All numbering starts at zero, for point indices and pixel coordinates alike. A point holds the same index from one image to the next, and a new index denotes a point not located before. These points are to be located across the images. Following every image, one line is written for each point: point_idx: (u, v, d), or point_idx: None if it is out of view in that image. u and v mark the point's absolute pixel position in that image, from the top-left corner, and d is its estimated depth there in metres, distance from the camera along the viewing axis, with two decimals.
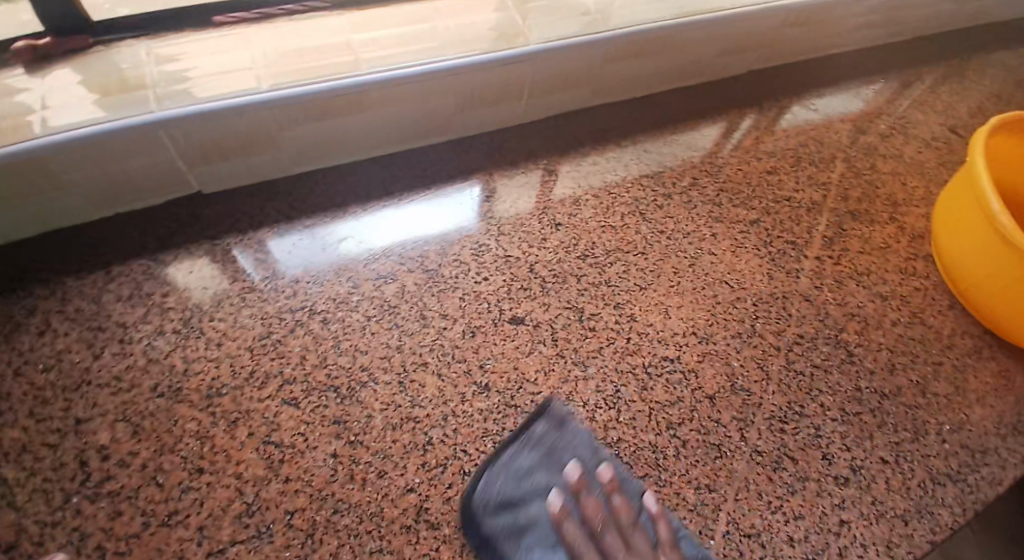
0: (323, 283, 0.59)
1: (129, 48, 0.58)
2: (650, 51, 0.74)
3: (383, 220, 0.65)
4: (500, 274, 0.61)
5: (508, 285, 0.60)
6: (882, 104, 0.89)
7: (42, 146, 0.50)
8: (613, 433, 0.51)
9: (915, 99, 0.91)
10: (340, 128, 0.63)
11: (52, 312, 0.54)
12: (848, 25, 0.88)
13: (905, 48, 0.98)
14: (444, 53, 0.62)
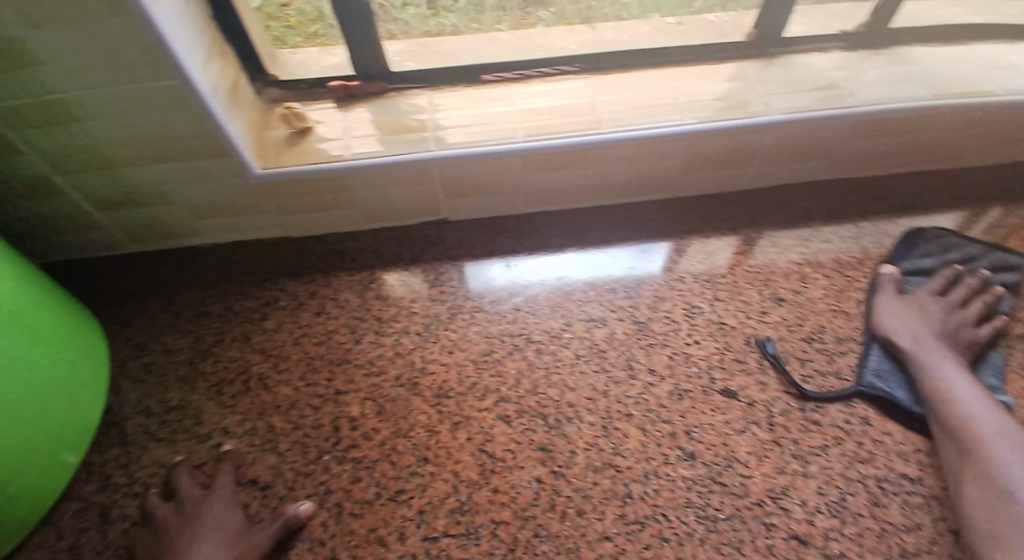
0: (539, 315, 0.63)
1: (410, 95, 0.68)
2: (902, 129, 0.68)
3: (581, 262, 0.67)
4: (713, 340, 0.59)
5: (720, 354, 0.58)
6: None
7: (342, 168, 0.62)
8: (835, 546, 0.46)
9: None
10: (571, 179, 0.67)
11: (327, 298, 0.66)
12: None
13: None
14: (682, 116, 0.64)
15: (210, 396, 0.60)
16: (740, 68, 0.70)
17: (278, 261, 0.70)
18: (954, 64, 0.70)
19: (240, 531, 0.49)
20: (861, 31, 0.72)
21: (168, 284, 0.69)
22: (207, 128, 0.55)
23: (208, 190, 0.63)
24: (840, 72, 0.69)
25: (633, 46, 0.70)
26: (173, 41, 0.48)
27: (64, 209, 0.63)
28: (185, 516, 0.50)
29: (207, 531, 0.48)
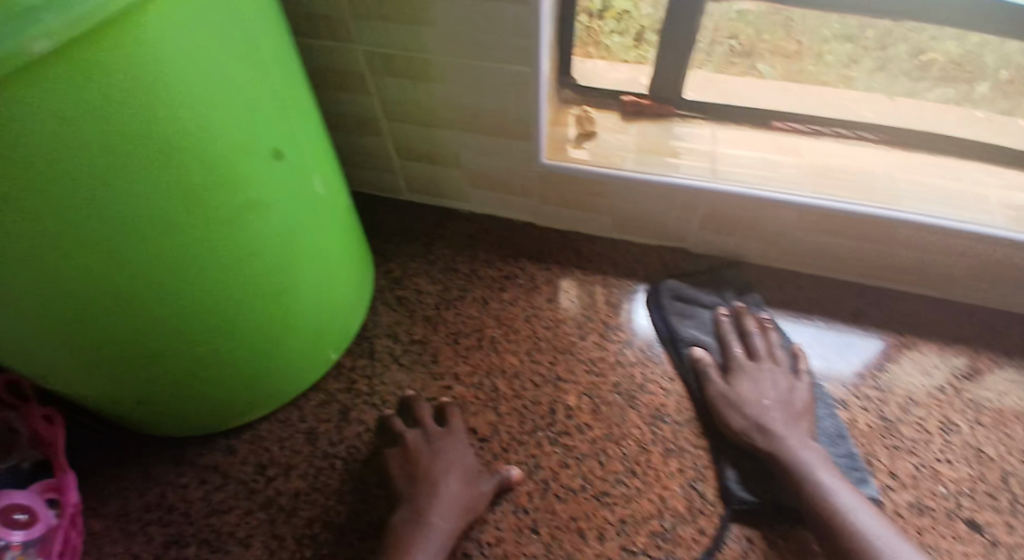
0: None
1: (694, 122, 0.70)
2: None
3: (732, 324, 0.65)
4: (966, 466, 0.55)
5: (972, 482, 0.54)
6: None
7: (620, 178, 0.66)
8: None
9: None
10: (835, 245, 0.66)
11: (562, 289, 0.72)
12: None
13: None
14: (994, 217, 0.60)
15: (446, 341, 0.69)
16: None
17: (522, 241, 0.77)
18: None
19: (472, 474, 0.55)
20: None
21: (425, 234, 0.79)
22: (528, 115, 0.63)
23: (495, 165, 0.71)
24: None
25: (933, 129, 0.66)
26: (544, 39, 0.55)
27: (375, 150, 0.75)
28: (431, 448, 0.57)
29: (452, 469, 0.55)
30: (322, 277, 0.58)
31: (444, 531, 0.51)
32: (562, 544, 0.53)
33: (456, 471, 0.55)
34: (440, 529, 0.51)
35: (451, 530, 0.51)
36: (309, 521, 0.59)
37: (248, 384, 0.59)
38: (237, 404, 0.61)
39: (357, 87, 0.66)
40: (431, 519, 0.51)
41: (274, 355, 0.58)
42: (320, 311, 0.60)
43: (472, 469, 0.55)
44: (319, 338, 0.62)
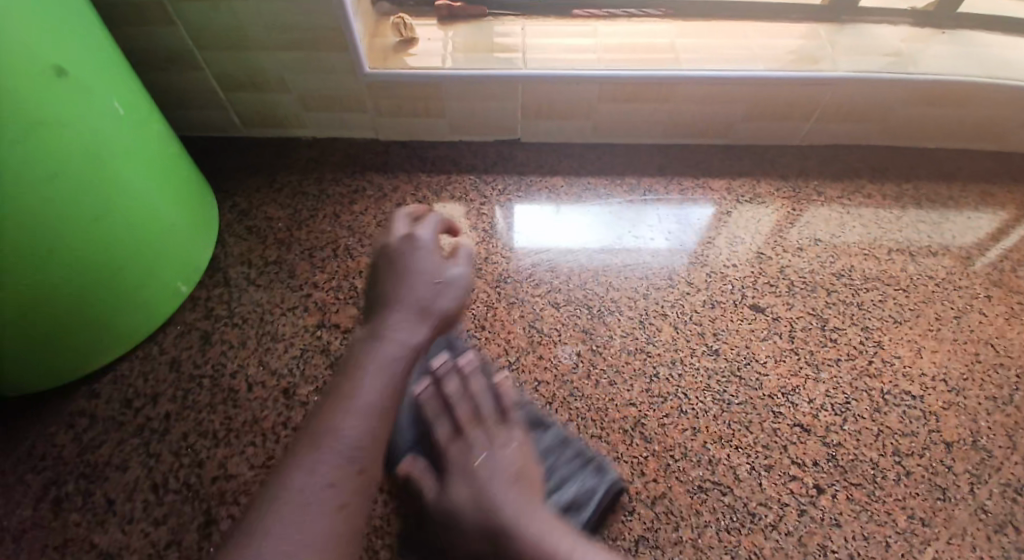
0: (597, 239, 0.69)
1: (510, 21, 0.76)
2: (953, 103, 0.72)
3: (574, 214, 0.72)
4: (750, 265, 0.65)
5: (755, 277, 0.64)
6: None
7: (434, 77, 0.70)
8: (833, 435, 0.52)
9: None
10: (643, 112, 0.74)
11: (409, 194, 0.74)
12: None
13: None
14: (756, 65, 0.69)
15: (301, 257, 0.68)
16: (814, 29, 0.75)
17: (367, 156, 0.79)
18: (1007, 49, 0.73)
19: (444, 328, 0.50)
20: (929, 11, 0.75)
21: (268, 166, 0.78)
22: (334, 21, 0.64)
23: (321, 81, 0.72)
24: (908, 43, 0.73)
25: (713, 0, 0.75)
26: None
27: (198, 84, 0.73)
28: (387, 270, 0.49)
29: (392, 318, 0.46)
30: (151, 220, 0.56)
31: (383, 393, 0.42)
32: None
33: (398, 326, 0.45)
34: (379, 372, 0.43)
35: (389, 395, 0.43)
36: (181, 435, 0.56)
37: (106, 328, 0.57)
38: (77, 352, 0.56)
39: (157, 18, 0.64)
40: (351, 395, 0.42)
41: (112, 298, 0.55)
42: (155, 253, 0.58)
43: (445, 313, 0.48)
44: (158, 272, 0.59)
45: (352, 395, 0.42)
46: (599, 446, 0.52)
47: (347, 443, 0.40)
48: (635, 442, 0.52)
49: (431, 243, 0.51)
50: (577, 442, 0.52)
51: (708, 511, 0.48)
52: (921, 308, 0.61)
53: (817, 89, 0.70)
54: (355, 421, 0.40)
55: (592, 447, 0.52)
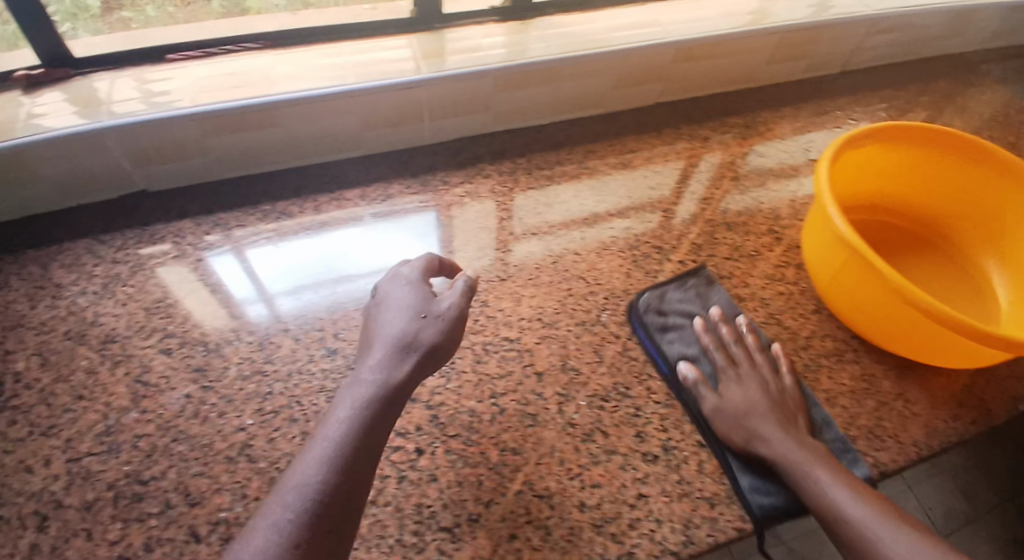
0: (314, 302, 0.64)
1: (95, 75, 0.68)
2: (538, 82, 0.78)
3: (291, 278, 0.66)
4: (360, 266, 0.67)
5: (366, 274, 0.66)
6: (806, 122, 0.87)
7: (10, 146, 0.61)
8: (437, 397, 0.55)
9: (838, 123, 0.88)
10: (255, 141, 0.71)
11: (8, 270, 0.66)
12: (764, 57, 0.88)
13: (840, 82, 0.96)
14: (347, 78, 0.69)
15: None
16: (408, 42, 0.76)
17: None
18: (581, 28, 0.80)
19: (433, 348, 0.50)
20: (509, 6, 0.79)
21: None
22: None
23: None
24: (494, 40, 0.77)
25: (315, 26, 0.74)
26: None
27: None
28: (370, 322, 0.52)
29: (372, 357, 0.48)
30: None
31: (352, 431, 0.43)
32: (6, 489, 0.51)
33: (364, 369, 0.47)
34: (351, 399, 0.45)
35: (349, 436, 0.43)
36: None
37: None
38: None
39: None
40: (311, 446, 0.42)
41: None
42: None
43: (429, 344, 0.49)
44: None
45: (321, 435, 0.43)
46: (200, 483, 0.52)
47: (305, 487, 0.40)
48: (239, 468, 0.53)
49: (413, 280, 0.54)
50: (177, 487, 0.52)
51: None
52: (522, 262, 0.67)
53: (411, 91, 0.72)
54: (311, 466, 0.41)
55: (192, 487, 0.52)
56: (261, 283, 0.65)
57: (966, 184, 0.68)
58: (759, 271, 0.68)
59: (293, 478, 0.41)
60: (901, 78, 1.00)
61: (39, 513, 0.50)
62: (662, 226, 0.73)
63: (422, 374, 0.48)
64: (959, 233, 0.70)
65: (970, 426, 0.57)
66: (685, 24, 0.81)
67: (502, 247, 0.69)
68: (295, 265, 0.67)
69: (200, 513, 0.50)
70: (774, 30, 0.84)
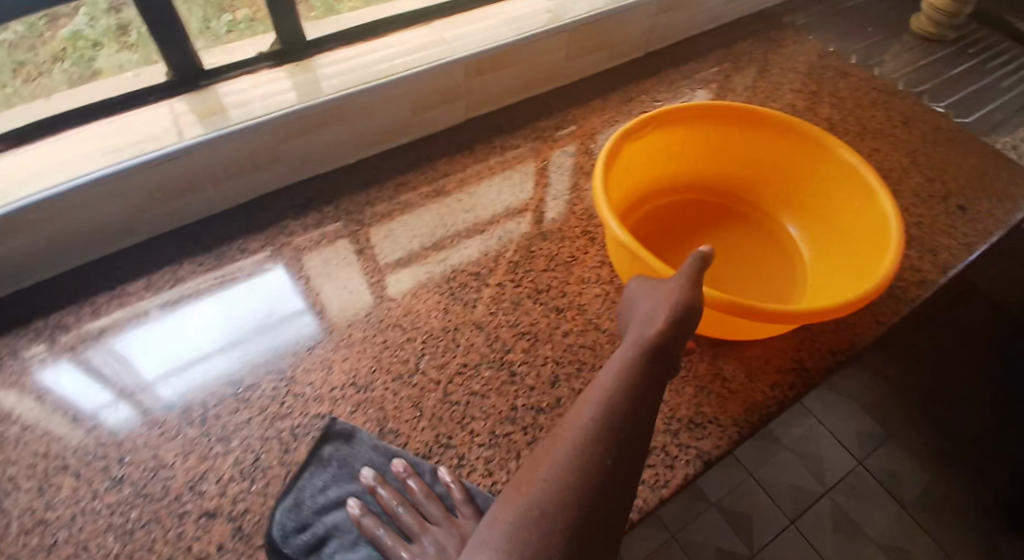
0: (173, 391, 0.58)
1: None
2: (325, 125, 0.72)
3: (143, 370, 0.60)
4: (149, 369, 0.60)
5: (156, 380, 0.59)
6: (613, 113, 0.88)
7: None
8: (241, 504, 0.51)
9: (645, 106, 0.90)
10: (14, 252, 0.62)
11: None
12: (563, 55, 0.87)
13: (645, 63, 0.97)
14: (96, 163, 0.62)
15: None
16: (171, 107, 0.68)
17: None
18: (363, 60, 0.75)
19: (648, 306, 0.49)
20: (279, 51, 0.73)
21: None
22: None
23: None
24: (263, 88, 0.70)
25: (74, 109, 0.65)
26: None
27: None
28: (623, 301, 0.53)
29: (624, 350, 0.45)
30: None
31: (613, 412, 0.41)
32: None
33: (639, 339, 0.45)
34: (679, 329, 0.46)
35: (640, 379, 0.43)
36: None
37: None
38: None
39: None
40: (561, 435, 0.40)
41: None
42: None
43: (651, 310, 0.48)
44: None
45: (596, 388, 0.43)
46: None
47: (560, 460, 0.38)
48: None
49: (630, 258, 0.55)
50: None
51: None
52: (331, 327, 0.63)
53: (176, 162, 0.65)
54: (563, 448, 0.39)
55: None
56: (110, 382, 0.59)
57: (762, 155, 0.69)
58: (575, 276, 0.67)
59: (545, 470, 0.38)
60: (708, 45, 1.02)
61: None
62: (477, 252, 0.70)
63: (682, 345, 0.46)
64: (767, 205, 0.72)
65: (788, 392, 0.58)
66: (471, 39, 0.79)
67: (308, 313, 0.64)
68: (146, 355, 0.61)
69: None
70: (563, 27, 0.83)
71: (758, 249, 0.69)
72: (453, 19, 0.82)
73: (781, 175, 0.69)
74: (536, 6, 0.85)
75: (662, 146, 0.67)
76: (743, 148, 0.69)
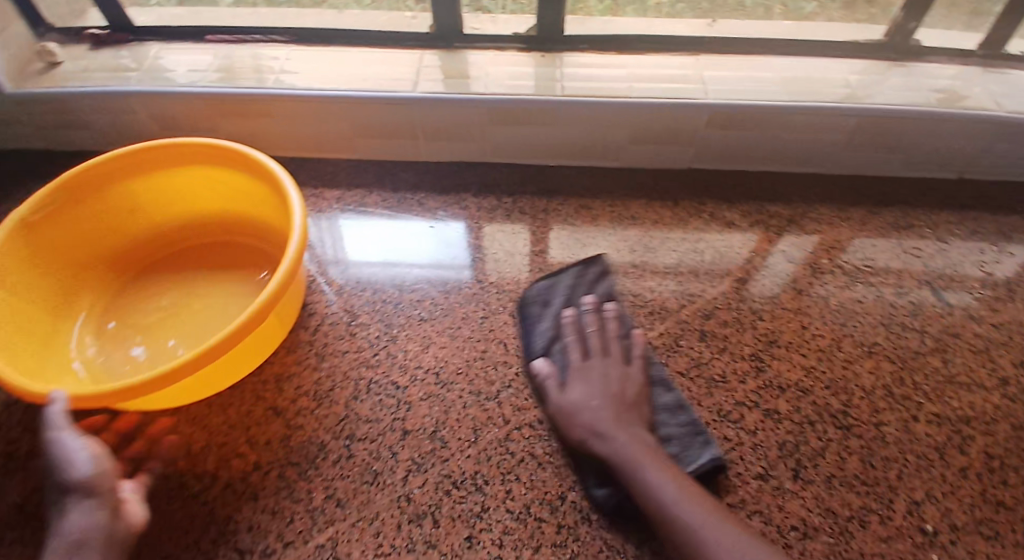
0: (336, 291, 0.65)
1: (148, 44, 0.75)
2: (537, 123, 0.70)
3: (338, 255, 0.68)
4: (312, 267, 0.67)
5: (310, 277, 0.66)
6: (860, 234, 0.71)
7: (63, 93, 0.70)
8: (299, 419, 0.55)
9: (910, 243, 0.70)
10: (256, 128, 0.74)
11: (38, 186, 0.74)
12: (833, 141, 0.72)
13: (944, 187, 0.76)
14: (341, 84, 0.69)
15: None
16: (420, 57, 0.73)
17: (30, 159, 0.77)
18: (603, 71, 0.70)
19: None
20: (534, 35, 0.72)
21: None
22: None
23: None
24: (495, 69, 0.71)
25: (346, 29, 0.74)
26: None
27: None
28: None
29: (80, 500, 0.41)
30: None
31: None
32: None
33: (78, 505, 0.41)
34: None
35: None
36: None
37: None
38: None
39: None
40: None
41: None
42: None
43: None
44: None
45: None
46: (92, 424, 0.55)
47: None
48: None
49: None
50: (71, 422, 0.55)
51: (142, 479, 0.51)
52: (449, 312, 0.63)
53: (400, 107, 0.70)
54: None
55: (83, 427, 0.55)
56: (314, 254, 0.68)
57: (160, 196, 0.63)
58: (710, 405, 0.57)
59: None
60: None
61: None
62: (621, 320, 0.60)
63: None
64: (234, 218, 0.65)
65: None
66: (727, 88, 0.69)
67: (439, 290, 0.65)
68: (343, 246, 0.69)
69: None
70: (855, 113, 0.68)
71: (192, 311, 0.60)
72: (720, 59, 0.73)
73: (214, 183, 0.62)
74: (829, 78, 0.71)
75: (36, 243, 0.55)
76: (235, 188, 0.62)
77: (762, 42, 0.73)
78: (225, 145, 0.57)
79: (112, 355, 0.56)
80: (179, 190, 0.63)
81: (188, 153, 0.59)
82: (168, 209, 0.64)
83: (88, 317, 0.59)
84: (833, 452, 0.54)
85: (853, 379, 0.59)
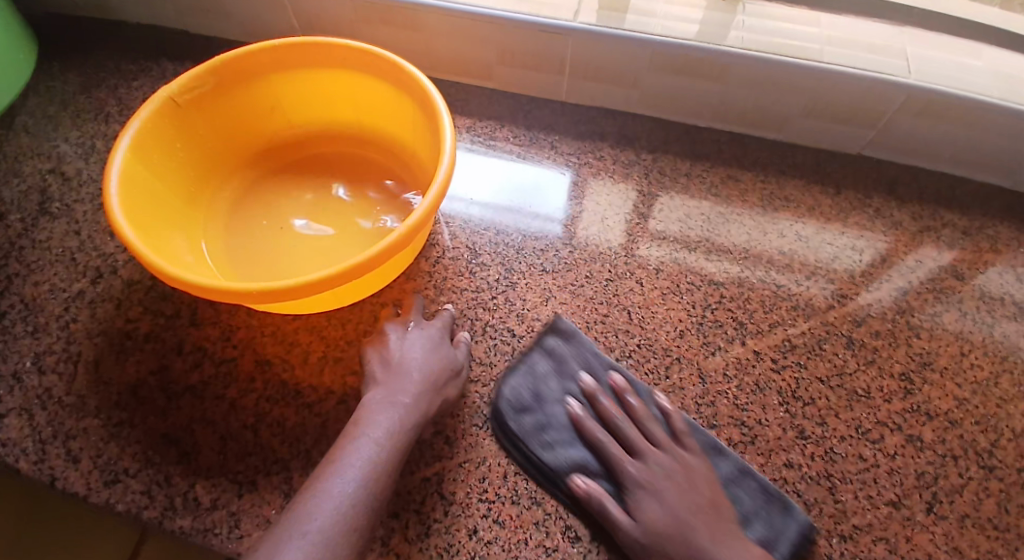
0: (450, 227, 0.62)
1: None
2: (703, 77, 0.65)
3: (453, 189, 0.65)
4: None
5: None
6: None
7: None
8: None
9: None
10: (399, 40, 0.70)
11: (174, 68, 0.73)
12: None
13: None
14: (499, 4, 0.65)
15: (52, 105, 0.69)
16: None
17: (170, 38, 0.77)
18: (791, 30, 0.65)
19: None
20: None
21: (64, 19, 0.78)
22: None
23: None
24: (671, 9, 0.65)
25: None
26: None
27: None
28: None
29: (402, 386, 0.46)
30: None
31: None
32: (99, 242, 0.60)
33: (401, 391, 0.45)
34: None
35: None
36: None
37: None
38: None
39: None
40: (357, 444, 0.41)
41: None
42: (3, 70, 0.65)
43: None
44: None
45: None
46: (213, 315, 0.55)
47: None
48: (238, 313, 0.56)
49: None
50: (193, 308, 0.56)
51: (259, 380, 0.52)
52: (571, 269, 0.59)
53: (556, 38, 0.65)
54: None
55: (205, 316, 0.55)
56: None
57: (303, 101, 0.61)
58: (848, 418, 0.52)
59: None
60: None
61: (101, 267, 0.58)
62: (753, 314, 0.56)
63: None
64: (372, 135, 0.63)
65: None
66: (928, 70, 0.61)
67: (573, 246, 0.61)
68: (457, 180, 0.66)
69: (192, 334, 0.54)
70: None
71: (324, 226, 0.59)
72: (928, 36, 0.65)
73: (360, 96, 0.59)
74: None
75: (183, 130, 0.54)
76: (379, 102, 0.59)
77: (969, 25, 0.66)
78: (380, 53, 0.53)
79: (244, 253, 0.57)
80: (323, 96, 0.60)
81: (339, 58, 0.55)
82: (309, 115, 0.62)
83: (219, 211, 0.59)
84: (972, 490, 0.49)
85: (1007, 420, 0.53)
